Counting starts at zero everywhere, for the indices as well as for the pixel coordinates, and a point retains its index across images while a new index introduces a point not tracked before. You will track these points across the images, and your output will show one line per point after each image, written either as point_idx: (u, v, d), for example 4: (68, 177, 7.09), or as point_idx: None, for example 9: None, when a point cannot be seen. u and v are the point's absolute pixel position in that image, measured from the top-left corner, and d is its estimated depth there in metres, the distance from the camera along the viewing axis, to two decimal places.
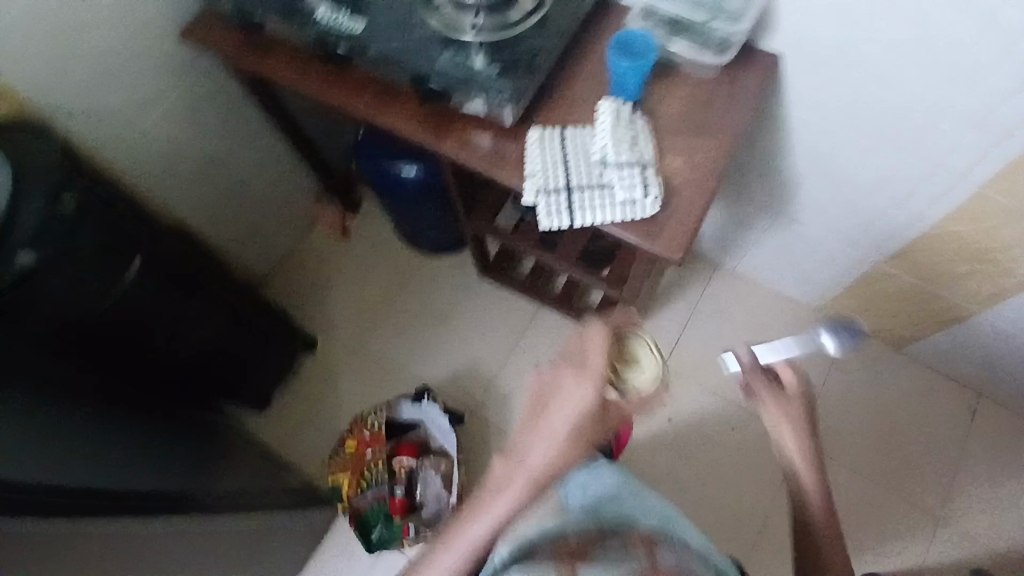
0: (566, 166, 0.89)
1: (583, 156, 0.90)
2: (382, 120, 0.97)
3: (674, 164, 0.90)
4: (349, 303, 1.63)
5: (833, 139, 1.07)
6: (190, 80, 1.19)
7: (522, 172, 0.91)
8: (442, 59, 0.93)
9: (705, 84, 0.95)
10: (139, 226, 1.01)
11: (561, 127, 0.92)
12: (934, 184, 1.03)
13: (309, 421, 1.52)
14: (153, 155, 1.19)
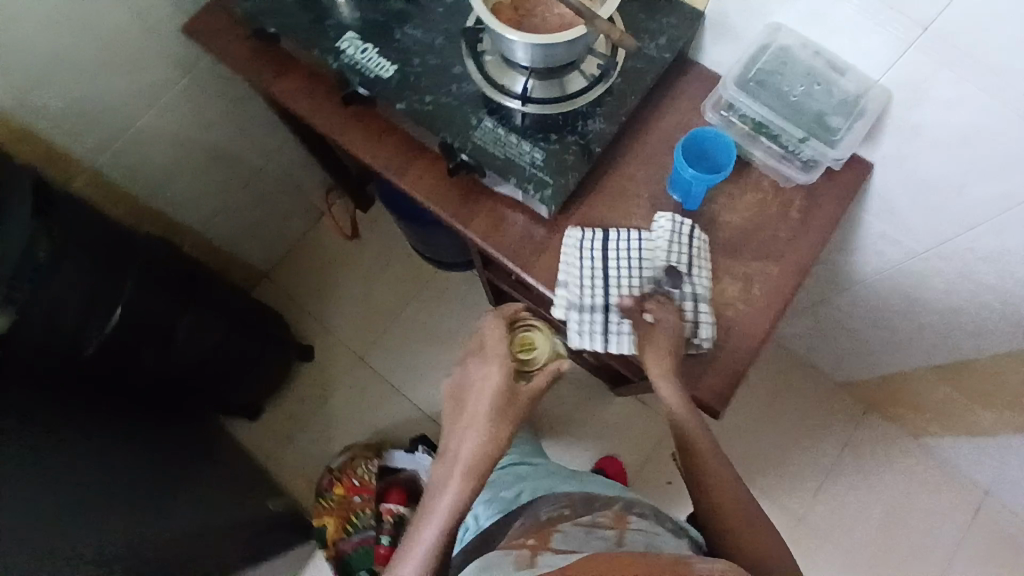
0: (609, 280, 0.78)
1: (628, 271, 0.78)
2: (401, 182, 0.84)
3: (729, 291, 0.78)
4: (352, 310, 1.56)
5: (910, 256, 0.95)
6: (194, 76, 1.06)
7: (552, 278, 0.80)
8: (479, 131, 0.79)
9: (779, 194, 0.82)
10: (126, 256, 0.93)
11: (606, 231, 0.80)
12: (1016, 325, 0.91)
13: (299, 430, 1.49)
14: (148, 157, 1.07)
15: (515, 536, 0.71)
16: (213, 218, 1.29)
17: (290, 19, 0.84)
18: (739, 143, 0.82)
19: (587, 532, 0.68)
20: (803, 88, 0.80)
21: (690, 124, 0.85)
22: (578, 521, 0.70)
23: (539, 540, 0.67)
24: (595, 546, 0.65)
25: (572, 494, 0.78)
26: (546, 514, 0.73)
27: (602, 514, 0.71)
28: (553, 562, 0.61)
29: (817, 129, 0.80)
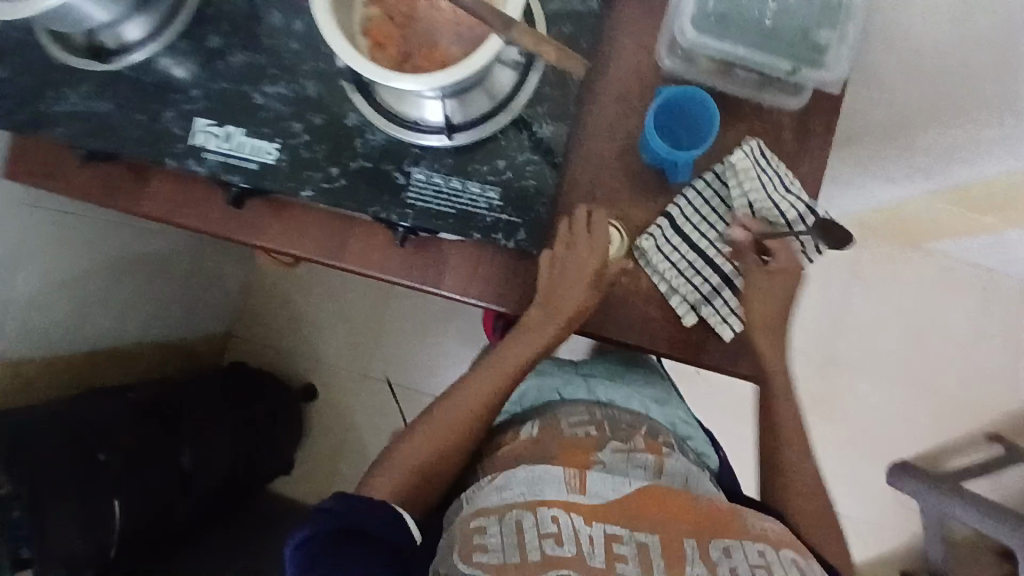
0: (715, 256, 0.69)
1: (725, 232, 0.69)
2: (346, 264, 0.70)
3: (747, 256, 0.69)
4: (333, 333, 1.46)
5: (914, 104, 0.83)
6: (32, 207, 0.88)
7: None
8: (413, 189, 0.65)
9: (765, 123, 0.69)
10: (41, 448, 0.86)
11: (673, 210, 0.70)
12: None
13: (338, 466, 1.45)
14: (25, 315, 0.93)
15: (541, 444, 0.65)
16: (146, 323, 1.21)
17: (132, 134, 0.68)
18: (710, 84, 0.70)
19: (626, 460, 0.62)
20: (775, 3, 0.67)
21: (642, 67, 0.71)
22: (614, 442, 0.65)
23: (576, 461, 0.61)
24: (636, 475, 0.60)
25: (594, 407, 0.72)
26: (571, 430, 0.67)
27: (633, 437, 0.67)
28: (604, 489, 0.56)
29: (805, 49, 0.66)
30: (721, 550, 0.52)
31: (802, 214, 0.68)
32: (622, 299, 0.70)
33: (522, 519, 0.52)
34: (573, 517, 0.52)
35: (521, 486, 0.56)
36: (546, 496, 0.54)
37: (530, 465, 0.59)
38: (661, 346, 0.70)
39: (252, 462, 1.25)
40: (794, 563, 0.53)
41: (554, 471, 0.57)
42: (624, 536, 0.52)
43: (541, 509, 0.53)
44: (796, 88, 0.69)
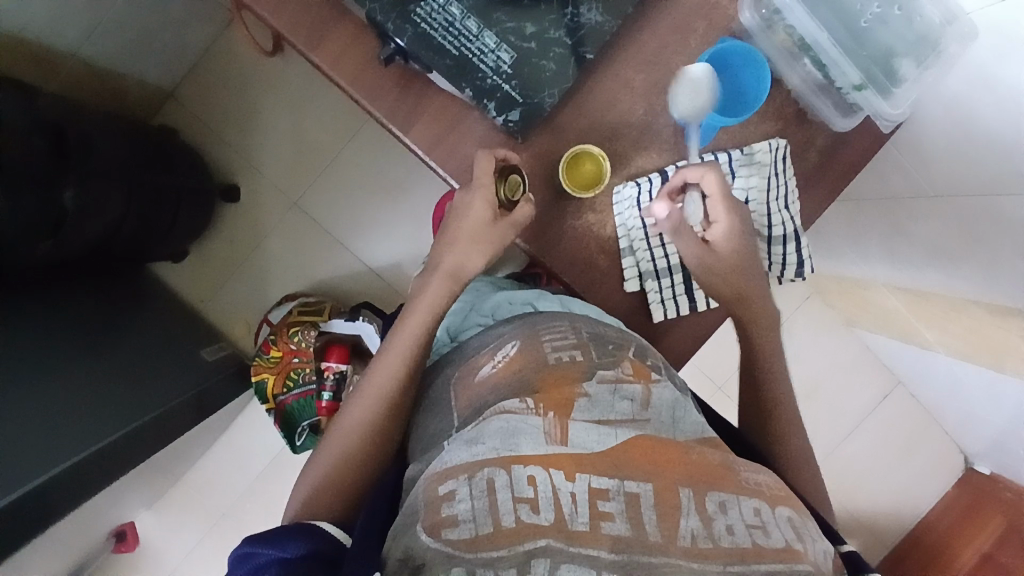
0: None
1: None
2: (314, 56, 0.61)
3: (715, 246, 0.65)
4: (283, 148, 1.35)
5: (937, 169, 0.80)
6: None
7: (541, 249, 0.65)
8: (423, 7, 0.56)
9: (797, 131, 0.66)
10: None
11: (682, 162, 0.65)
12: (1011, 274, 0.77)
13: (231, 277, 1.38)
14: None
15: (518, 369, 0.56)
16: (89, 36, 1.06)
17: None
18: (774, 61, 0.64)
19: (612, 391, 0.53)
20: (877, 11, 0.64)
21: (717, 9, 0.64)
22: (601, 370, 0.55)
23: (556, 398, 0.52)
24: (622, 411, 0.52)
25: (580, 326, 0.60)
26: (554, 355, 0.57)
27: (621, 363, 0.57)
28: (588, 440, 0.48)
29: (880, 71, 0.64)
30: (717, 504, 0.46)
31: (788, 236, 0.65)
32: (578, 235, 0.66)
33: (494, 478, 0.45)
34: (553, 473, 0.45)
35: (492, 440, 0.48)
36: (522, 451, 0.47)
37: (501, 413, 0.51)
38: (594, 295, 0.67)
39: (139, 231, 1.13)
40: (790, 523, 0.47)
41: (531, 422, 0.49)
42: (611, 491, 0.45)
43: (516, 467, 0.45)
44: (851, 109, 0.64)
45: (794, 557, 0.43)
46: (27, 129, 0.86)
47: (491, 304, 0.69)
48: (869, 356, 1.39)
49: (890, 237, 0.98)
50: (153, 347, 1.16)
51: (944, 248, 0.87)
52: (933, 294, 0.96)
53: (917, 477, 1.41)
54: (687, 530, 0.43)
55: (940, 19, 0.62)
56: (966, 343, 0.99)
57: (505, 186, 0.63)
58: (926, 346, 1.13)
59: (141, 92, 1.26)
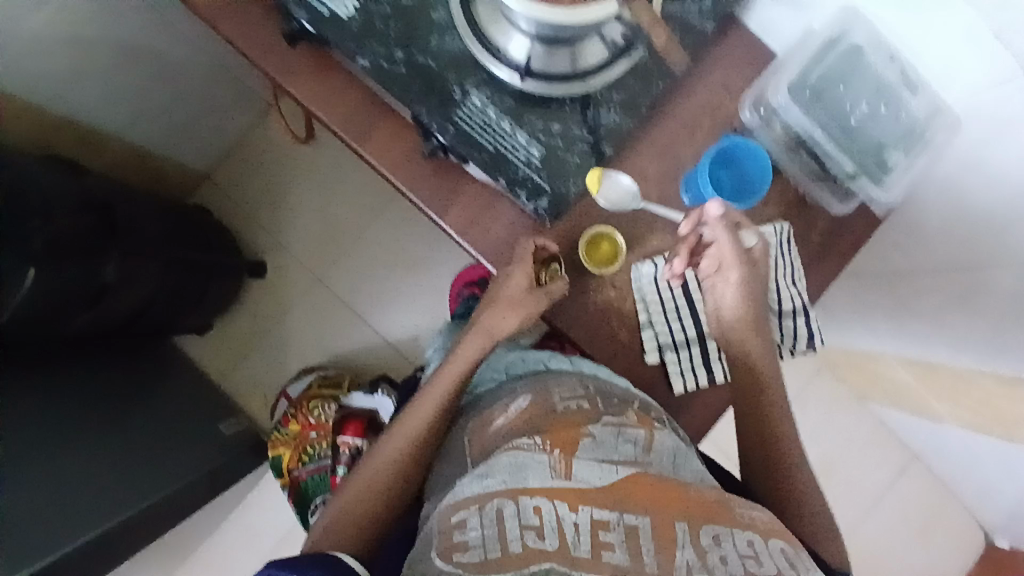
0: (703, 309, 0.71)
1: None
2: (364, 150, 0.68)
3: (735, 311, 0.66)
4: (309, 228, 1.43)
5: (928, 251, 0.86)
6: None
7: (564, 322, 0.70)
8: (464, 109, 0.63)
9: (800, 215, 0.72)
10: None
11: None
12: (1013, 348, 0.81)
13: (252, 350, 1.43)
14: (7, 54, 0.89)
15: (529, 418, 0.58)
16: (136, 124, 1.16)
17: None
18: (775, 156, 0.70)
19: (616, 434, 0.56)
20: (866, 110, 0.69)
21: (720, 108, 0.71)
22: (605, 418, 0.58)
23: (562, 438, 0.54)
24: (625, 453, 0.53)
25: (587, 380, 0.64)
26: (562, 403, 0.59)
27: (626, 412, 0.59)
28: (591, 475, 0.50)
29: (871, 161, 0.69)
30: (711, 537, 0.46)
31: (798, 310, 0.69)
32: (600, 309, 0.70)
33: (503, 507, 0.48)
34: (557, 504, 0.47)
35: (502, 473, 0.51)
36: (530, 484, 0.49)
37: (512, 449, 0.53)
38: (616, 366, 0.70)
39: (171, 305, 1.18)
40: (784, 554, 0.48)
41: (538, 458, 0.52)
42: (612, 522, 0.46)
43: (523, 497, 0.48)
44: (848, 195, 0.70)
45: None
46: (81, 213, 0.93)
47: (506, 363, 0.70)
48: (883, 429, 1.39)
49: (893, 312, 1.01)
50: (172, 417, 1.18)
51: (945, 324, 0.92)
52: (939, 366, 0.99)
53: (941, 556, 1.38)
54: (683, 562, 0.45)
55: (925, 113, 0.67)
56: (975, 414, 1.01)
57: (546, 273, 0.68)
58: (937, 416, 1.15)
59: (180, 175, 1.36)
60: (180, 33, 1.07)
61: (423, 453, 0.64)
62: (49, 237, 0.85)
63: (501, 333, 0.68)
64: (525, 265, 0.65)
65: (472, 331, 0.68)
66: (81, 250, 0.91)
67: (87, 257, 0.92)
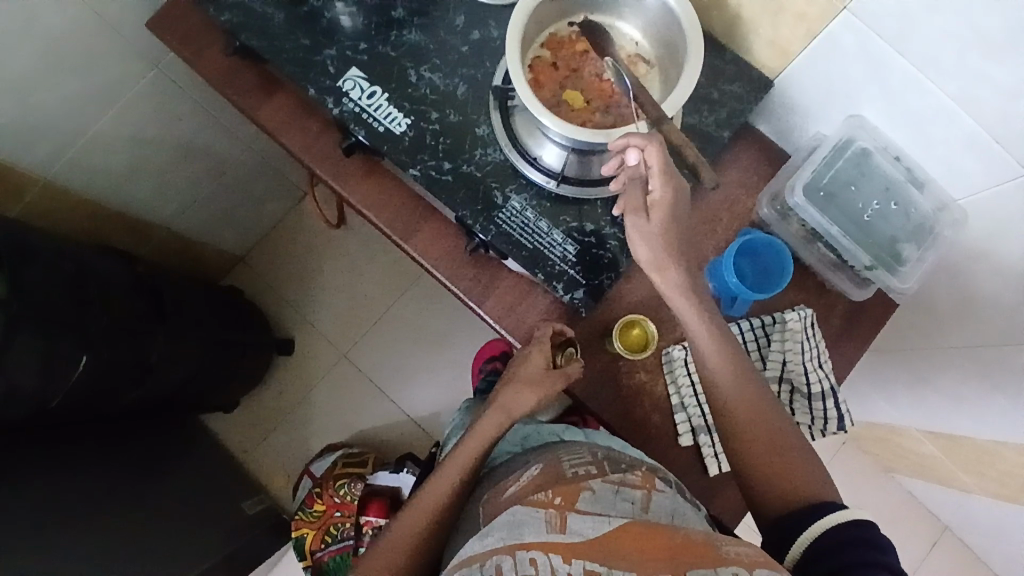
0: None
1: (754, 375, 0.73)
2: (409, 245, 0.74)
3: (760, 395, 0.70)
4: (337, 306, 1.48)
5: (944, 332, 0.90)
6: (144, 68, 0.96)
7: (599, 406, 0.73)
8: (504, 212, 0.69)
9: (819, 300, 0.75)
10: (57, 267, 0.85)
11: None
12: None
13: (276, 427, 1.44)
14: (78, 154, 0.98)
15: (539, 483, 0.60)
16: (181, 213, 1.24)
17: (285, 54, 0.72)
18: (794, 248, 0.75)
19: (615, 491, 0.57)
20: (877, 208, 0.74)
21: (738, 204, 0.77)
22: (609, 477, 0.59)
23: (566, 493, 0.56)
24: (622, 510, 0.54)
25: (595, 449, 0.67)
26: (571, 469, 0.61)
27: (630, 473, 0.61)
28: (583, 527, 0.51)
29: (886, 253, 0.73)
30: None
31: (825, 392, 0.71)
32: (632, 392, 0.73)
33: (501, 563, 0.49)
34: (552, 556, 0.48)
35: (500, 532, 0.52)
36: (526, 539, 0.50)
37: (512, 509, 0.55)
38: (649, 450, 0.72)
39: (205, 383, 1.21)
40: None
41: (535, 515, 0.53)
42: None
43: (520, 552, 0.49)
44: (865, 282, 0.74)
45: None
46: (135, 297, 0.99)
47: (522, 435, 0.75)
48: (913, 504, 1.37)
49: (914, 389, 1.03)
50: (199, 495, 1.18)
51: (965, 400, 0.94)
52: (964, 439, 1.00)
53: None
54: None
55: (932, 208, 0.72)
56: (1004, 486, 1.02)
57: (562, 356, 0.71)
58: (967, 489, 1.14)
59: (217, 257, 1.42)
60: (230, 130, 1.17)
61: (441, 525, 0.66)
62: (107, 321, 0.90)
63: (518, 413, 0.70)
64: (542, 347, 0.69)
65: (491, 408, 0.70)
66: (132, 333, 0.96)
67: (136, 339, 0.97)
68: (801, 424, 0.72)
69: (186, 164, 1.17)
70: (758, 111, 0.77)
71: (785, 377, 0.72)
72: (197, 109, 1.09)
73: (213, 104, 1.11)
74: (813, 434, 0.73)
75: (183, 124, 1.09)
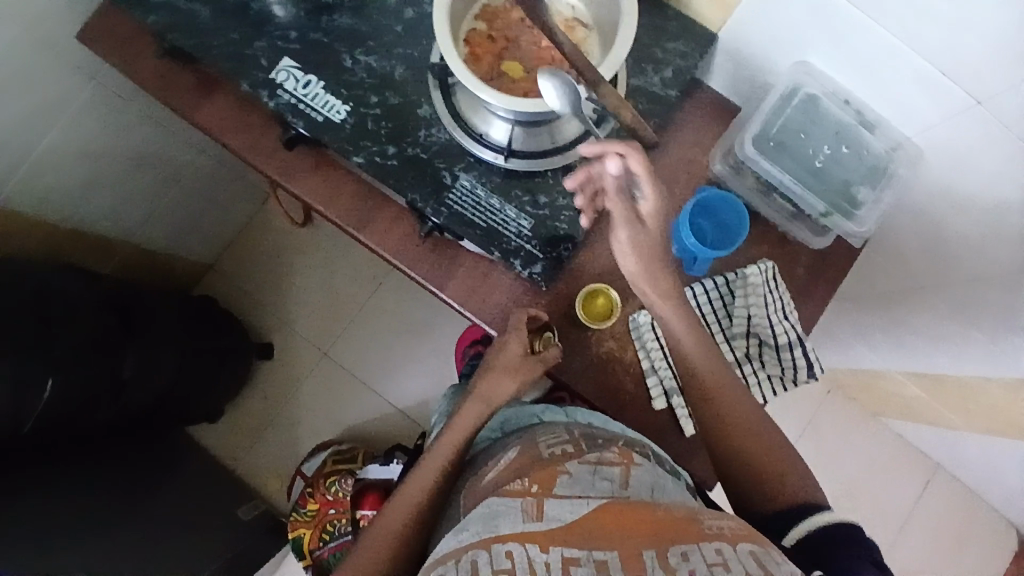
0: None
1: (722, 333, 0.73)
2: (365, 236, 0.72)
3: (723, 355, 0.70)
4: (314, 304, 1.47)
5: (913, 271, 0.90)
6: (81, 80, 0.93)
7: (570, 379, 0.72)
8: (455, 192, 0.68)
9: (782, 251, 0.75)
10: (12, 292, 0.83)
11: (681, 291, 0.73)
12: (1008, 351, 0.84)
13: (265, 432, 1.44)
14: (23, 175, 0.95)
15: (515, 468, 0.59)
16: (142, 224, 1.22)
17: (216, 50, 0.70)
18: (751, 202, 0.75)
19: (592, 471, 0.55)
20: (829, 152, 0.73)
21: (694, 162, 0.76)
22: (586, 457, 0.58)
23: (542, 478, 0.55)
24: (601, 488, 0.53)
25: (572, 427, 0.65)
26: (547, 450, 0.60)
27: (608, 449, 0.60)
28: (561, 511, 0.49)
29: (843, 200, 0.73)
30: (679, 555, 0.44)
31: (793, 341, 0.71)
32: (603, 361, 0.73)
33: (476, 558, 0.47)
34: (528, 546, 0.47)
35: (476, 525, 0.51)
36: (500, 531, 0.49)
37: (489, 501, 0.54)
38: (625, 416, 0.73)
39: (187, 393, 1.20)
40: (754, 555, 0.45)
41: (512, 504, 0.52)
42: (582, 558, 0.45)
43: (496, 545, 0.48)
44: (824, 229, 0.73)
45: None
46: (100, 316, 0.97)
47: (501, 420, 0.71)
48: (902, 445, 1.39)
49: (890, 332, 1.04)
50: (192, 506, 1.18)
51: (940, 338, 0.95)
52: (942, 377, 1.01)
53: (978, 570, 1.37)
54: None
55: (885, 148, 0.72)
56: (985, 418, 1.03)
57: (540, 341, 0.70)
58: (951, 425, 1.16)
59: (186, 266, 1.40)
60: (182, 136, 1.14)
61: (426, 517, 0.65)
62: (72, 342, 0.88)
63: (498, 400, 0.69)
64: (519, 333, 0.68)
65: (471, 399, 0.69)
66: (100, 351, 0.94)
67: (106, 357, 0.95)
68: (772, 376, 0.73)
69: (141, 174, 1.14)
70: (706, 66, 0.76)
71: (752, 332, 0.72)
72: (144, 118, 1.07)
73: (162, 110, 1.09)
74: (785, 385, 0.73)
75: (131, 135, 1.06)
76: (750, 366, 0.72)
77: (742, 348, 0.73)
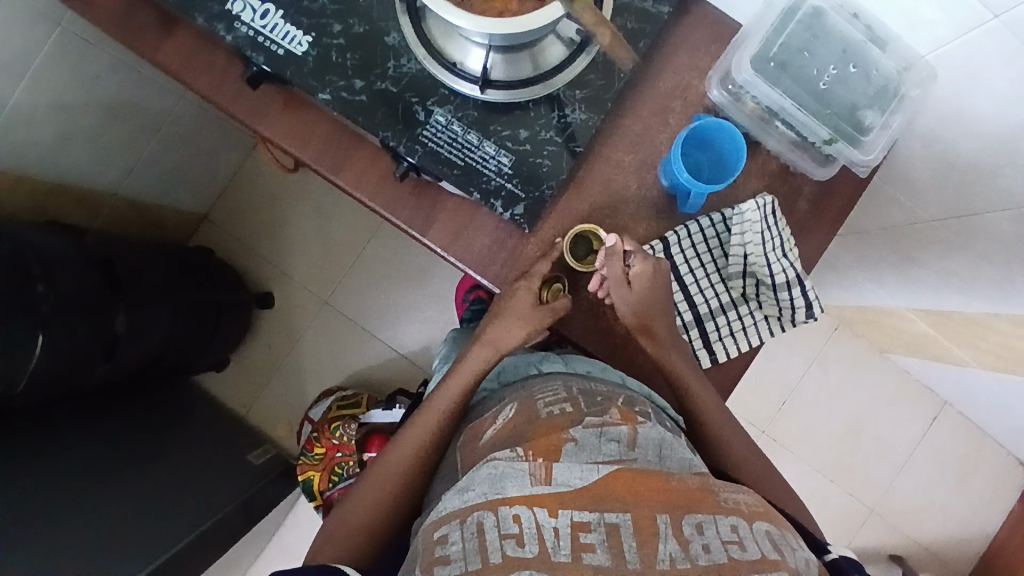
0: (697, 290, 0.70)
1: (717, 271, 0.70)
2: (341, 179, 0.69)
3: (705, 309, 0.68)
4: (311, 252, 1.45)
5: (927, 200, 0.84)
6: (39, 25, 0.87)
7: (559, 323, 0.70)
8: (429, 128, 0.64)
9: (783, 183, 0.70)
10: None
11: (677, 228, 0.69)
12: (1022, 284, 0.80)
13: (270, 380, 1.45)
14: None
15: (515, 427, 0.57)
16: (126, 177, 1.18)
17: None
18: (750, 131, 0.70)
19: (599, 434, 0.54)
20: (835, 72, 0.67)
21: (690, 89, 0.70)
22: (588, 418, 0.56)
23: (544, 444, 0.53)
24: (609, 452, 0.52)
25: (571, 382, 0.63)
26: (545, 410, 0.58)
27: (608, 409, 0.58)
28: (571, 477, 0.50)
29: (846, 122, 0.67)
30: (693, 527, 0.47)
31: (792, 281, 0.68)
32: (593, 305, 0.70)
33: (483, 520, 0.48)
34: (537, 510, 0.48)
35: (481, 486, 0.51)
36: (508, 494, 0.49)
37: (492, 460, 0.53)
38: (614, 359, 0.71)
39: (188, 346, 1.21)
40: (767, 536, 0.48)
41: (518, 466, 0.51)
42: (592, 523, 0.47)
43: (503, 508, 0.48)
44: (828, 159, 0.69)
45: (771, 567, 0.45)
46: (87, 272, 0.96)
47: (497, 369, 0.70)
48: (908, 380, 1.37)
49: (900, 265, 0.99)
50: (202, 454, 1.21)
51: (952, 271, 0.90)
52: (953, 313, 0.97)
53: (979, 500, 1.37)
54: (665, 555, 0.45)
55: (897, 68, 0.66)
56: (995, 355, 1.00)
57: (550, 292, 0.67)
58: (960, 361, 1.12)
59: (177, 218, 1.37)
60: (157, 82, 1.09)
61: (420, 471, 0.64)
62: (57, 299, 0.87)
63: (506, 347, 0.67)
64: (531, 282, 0.65)
65: (479, 343, 0.68)
66: (90, 307, 0.93)
67: (97, 313, 0.94)
68: (768, 316, 0.70)
69: (118, 125, 1.10)
70: None
71: (749, 271, 0.68)
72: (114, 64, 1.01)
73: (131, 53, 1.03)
74: (783, 324, 0.70)
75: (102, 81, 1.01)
76: (747, 306, 0.70)
77: (738, 288, 0.70)
